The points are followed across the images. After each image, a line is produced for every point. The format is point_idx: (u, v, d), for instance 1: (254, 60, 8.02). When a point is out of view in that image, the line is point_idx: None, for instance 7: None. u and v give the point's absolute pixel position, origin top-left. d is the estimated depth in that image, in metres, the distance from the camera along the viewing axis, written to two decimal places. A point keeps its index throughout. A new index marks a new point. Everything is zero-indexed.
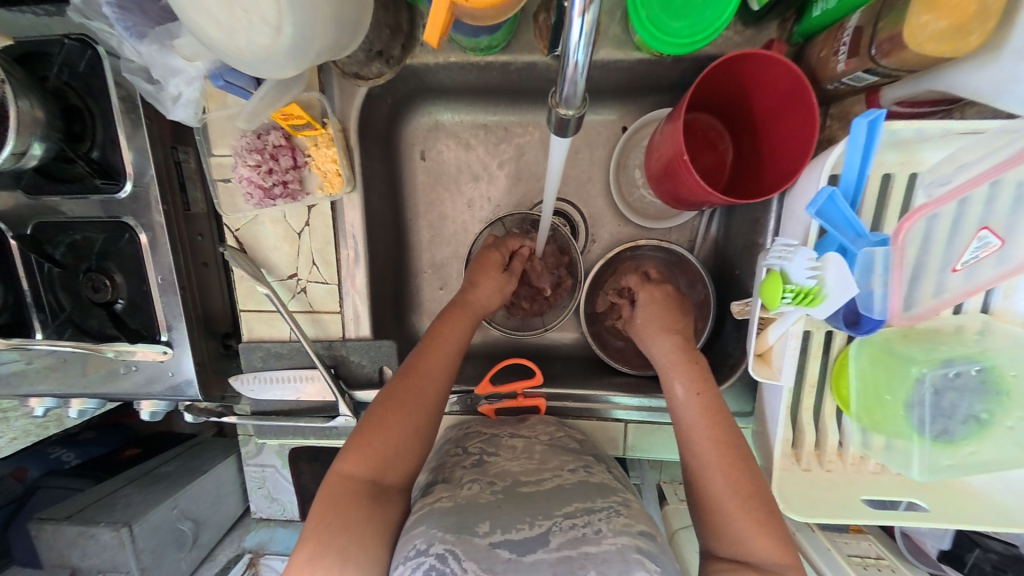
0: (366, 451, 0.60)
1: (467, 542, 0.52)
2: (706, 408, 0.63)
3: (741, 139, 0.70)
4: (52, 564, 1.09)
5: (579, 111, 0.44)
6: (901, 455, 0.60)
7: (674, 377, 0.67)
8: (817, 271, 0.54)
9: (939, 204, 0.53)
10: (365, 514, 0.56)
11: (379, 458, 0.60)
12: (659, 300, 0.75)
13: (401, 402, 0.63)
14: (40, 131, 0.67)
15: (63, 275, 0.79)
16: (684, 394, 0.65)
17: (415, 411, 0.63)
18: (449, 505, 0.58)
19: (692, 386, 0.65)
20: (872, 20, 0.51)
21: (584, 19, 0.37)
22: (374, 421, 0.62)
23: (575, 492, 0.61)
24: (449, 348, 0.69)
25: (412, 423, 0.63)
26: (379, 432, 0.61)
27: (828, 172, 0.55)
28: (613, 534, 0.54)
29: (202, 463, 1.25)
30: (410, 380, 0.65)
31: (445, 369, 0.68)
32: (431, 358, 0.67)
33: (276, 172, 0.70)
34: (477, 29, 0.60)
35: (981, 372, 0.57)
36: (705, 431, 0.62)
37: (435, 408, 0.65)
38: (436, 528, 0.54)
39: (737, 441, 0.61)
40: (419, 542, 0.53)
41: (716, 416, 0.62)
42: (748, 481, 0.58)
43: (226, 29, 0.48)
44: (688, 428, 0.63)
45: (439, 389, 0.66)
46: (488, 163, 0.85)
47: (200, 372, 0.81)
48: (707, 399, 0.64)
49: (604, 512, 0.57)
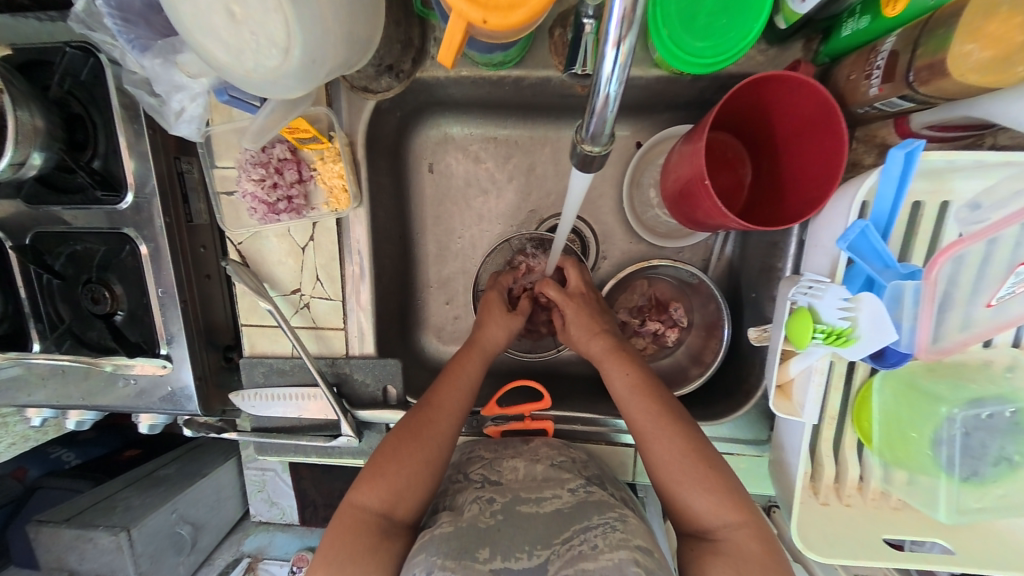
0: (379, 480, 0.59)
1: (469, 568, 0.51)
2: (637, 389, 0.64)
3: (761, 160, 0.68)
4: (49, 568, 1.08)
5: (605, 148, 0.42)
6: (925, 494, 0.58)
7: (608, 368, 0.67)
8: (850, 312, 0.52)
9: (970, 242, 0.49)
10: (372, 546, 0.56)
11: (392, 489, 0.59)
12: (579, 306, 0.72)
13: (415, 433, 0.62)
14: (41, 140, 0.65)
15: (63, 286, 0.78)
16: (617, 380, 0.66)
17: (428, 442, 0.62)
18: (451, 530, 0.56)
19: (619, 370, 0.66)
20: (908, 45, 0.48)
21: (618, 51, 0.35)
22: (388, 452, 0.61)
23: (573, 513, 0.59)
24: (466, 382, 0.68)
25: (426, 456, 0.61)
26: (393, 462, 0.60)
27: (859, 202, 0.53)
28: (609, 548, 0.52)
29: (201, 467, 1.21)
30: (425, 414, 0.64)
31: (460, 402, 0.67)
32: (449, 391, 0.67)
33: (282, 187, 0.68)
34: (491, 46, 0.58)
35: (1014, 413, 0.55)
36: (638, 410, 0.63)
37: (447, 441, 0.63)
38: (435, 555, 0.52)
39: (674, 416, 0.62)
40: (418, 571, 0.51)
41: (648, 396, 0.64)
42: (688, 451, 0.60)
43: (233, 50, 0.47)
44: (625, 411, 0.65)
45: (451, 421, 0.65)
46: (498, 178, 0.83)
47: (200, 385, 0.79)
48: (636, 379, 0.65)
49: (601, 528, 0.55)
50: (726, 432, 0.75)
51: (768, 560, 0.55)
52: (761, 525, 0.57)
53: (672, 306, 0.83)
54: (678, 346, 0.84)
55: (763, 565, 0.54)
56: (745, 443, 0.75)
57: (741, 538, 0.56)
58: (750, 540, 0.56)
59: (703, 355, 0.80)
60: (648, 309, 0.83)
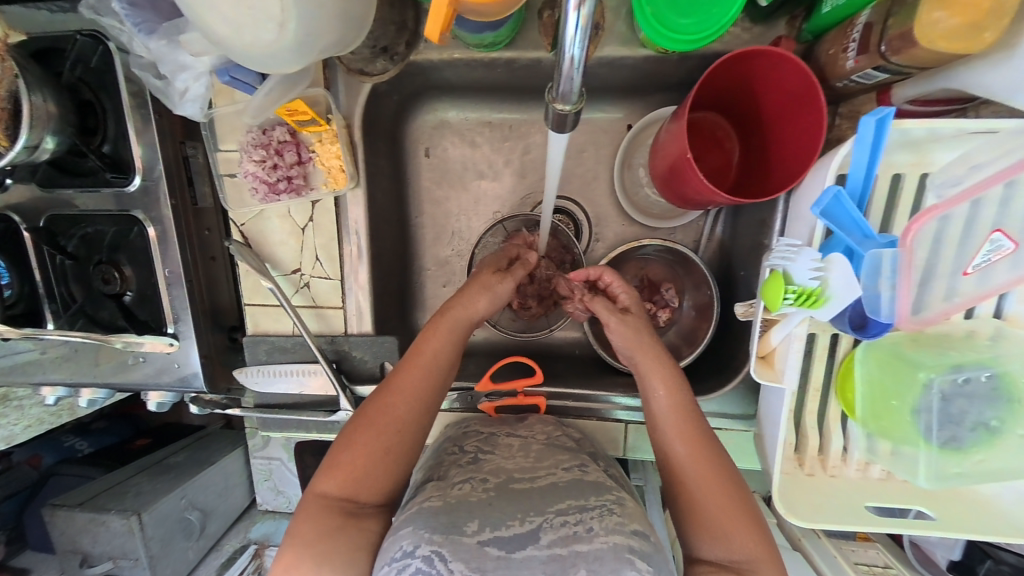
0: (337, 470, 0.61)
1: (456, 542, 0.52)
2: (677, 408, 0.64)
3: (748, 136, 0.69)
4: (64, 549, 1.12)
5: (576, 106, 0.44)
6: (907, 462, 0.59)
7: (646, 370, 0.67)
8: (821, 272, 0.54)
9: (949, 205, 0.51)
10: (338, 526, 0.58)
11: (351, 476, 0.61)
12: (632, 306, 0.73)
13: (371, 422, 0.63)
14: (54, 125, 0.69)
15: (75, 267, 0.81)
16: (658, 390, 0.65)
17: (384, 430, 0.63)
18: (439, 505, 0.58)
19: (668, 387, 0.65)
20: (882, 16, 0.49)
21: (580, 13, 0.36)
22: (346, 440, 0.63)
23: (567, 489, 0.61)
24: (427, 364, 0.67)
25: (383, 444, 0.62)
26: (349, 452, 0.62)
27: (834, 172, 0.53)
28: (605, 532, 0.53)
29: (211, 453, 1.26)
30: (382, 399, 0.65)
31: (422, 387, 0.66)
32: (408, 373, 0.66)
33: (281, 168, 0.71)
34: (482, 25, 0.60)
35: (992, 378, 0.56)
36: (676, 426, 0.63)
37: (406, 428, 0.64)
38: (423, 529, 0.54)
39: (710, 438, 0.63)
40: (406, 544, 0.53)
41: (688, 418, 0.63)
42: (717, 471, 0.60)
43: (230, 24, 0.49)
44: (657, 424, 0.65)
45: (409, 406, 0.64)
46: (493, 161, 0.85)
47: (206, 364, 0.82)
48: (680, 399, 0.64)
49: (598, 510, 0.56)
50: (715, 407, 0.77)
51: None
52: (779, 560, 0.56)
53: (664, 288, 0.84)
54: (672, 327, 0.86)
55: None
56: (734, 418, 0.76)
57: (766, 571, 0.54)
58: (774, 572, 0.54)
59: (695, 332, 0.82)
60: (641, 290, 0.85)
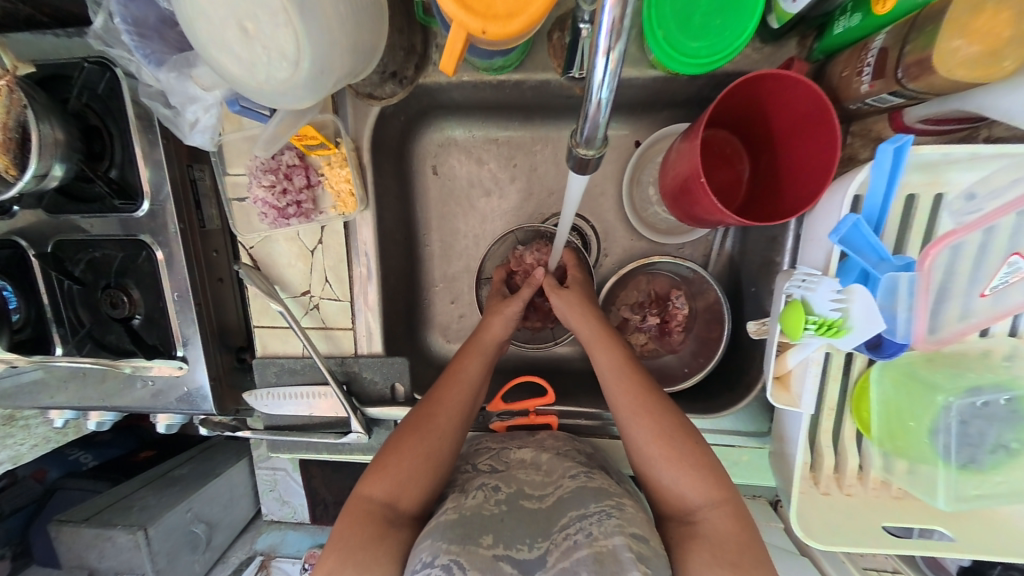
0: (383, 473, 0.61)
1: (473, 552, 0.52)
2: (620, 369, 0.65)
3: (758, 156, 0.69)
4: (71, 565, 1.11)
5: (600, 151, 0.44)
6: (925, 482, 0.59)
7: (595, 349, 0.68)
8: (843, 303, 0.53)
9: (966, 231, 0.51)
10: (377, 536, 0.57)
11: (395, 481, 0.61)
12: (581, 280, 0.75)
13: (417, 427, 0.64)
14: (61, 152, 0.68)
15: (83, 292, 0.80)
16: (604, 363, 0.66)
17: (429, 435, 0.63)
18: (455, 516, 0.57)
19: (606, 353, 0.67)
20: (898, 42, 0.49)
21: (609, 58, 0.37)
22: (392, 446, 0.63)
23: (570, 501, 0.61)
24: (468, 381, 0.68)
25: (427, 450, 0.63)
26: (394, 457, 0.62)
27: (852, 196, 0.54)
28: (603, 536, 0.53)
29: (215, 466, 1.24)
30: (427, 409, 0.66)
31: (462, 402, 0.67)
32: (448, 389, 0.68)
33: (291, 192, 0.71)
34: (492, 52, 0.60)
35: (1011, 401, 0.56)
36: (624, 387, 0.64)
37: (450, 437, 0.65)
38: (441, 541, 0.53)
39: (660, 397, 0.63)
40: (424, 555, 0.52)
41: (634, 377, 0.64)
42: (670, 425, 0.61)
43: (245, 64, 0.49)
44: (613, 395, 0.64)
45: (451, 417, 0.66)
46: (499, 178, 0.84)
47: (214, 385, 0.81)
48: (620, 359, 0.66)
49: (597, 516, 0.56)
50: (727, 425, 0.76)
51: (744, 539, 0.55)
52: (738, 504, 0.58)
53: (671, 299, 0.83)
54: (683, 345, 0.84)
55: (737, 543, 0.54)
56: (747, 435, 0.76)
57: (719, 521, 0.56)
58: (727, 519, 0.56)
59: (708, 344, 0.81)
60: (648, 304, 0.84)
